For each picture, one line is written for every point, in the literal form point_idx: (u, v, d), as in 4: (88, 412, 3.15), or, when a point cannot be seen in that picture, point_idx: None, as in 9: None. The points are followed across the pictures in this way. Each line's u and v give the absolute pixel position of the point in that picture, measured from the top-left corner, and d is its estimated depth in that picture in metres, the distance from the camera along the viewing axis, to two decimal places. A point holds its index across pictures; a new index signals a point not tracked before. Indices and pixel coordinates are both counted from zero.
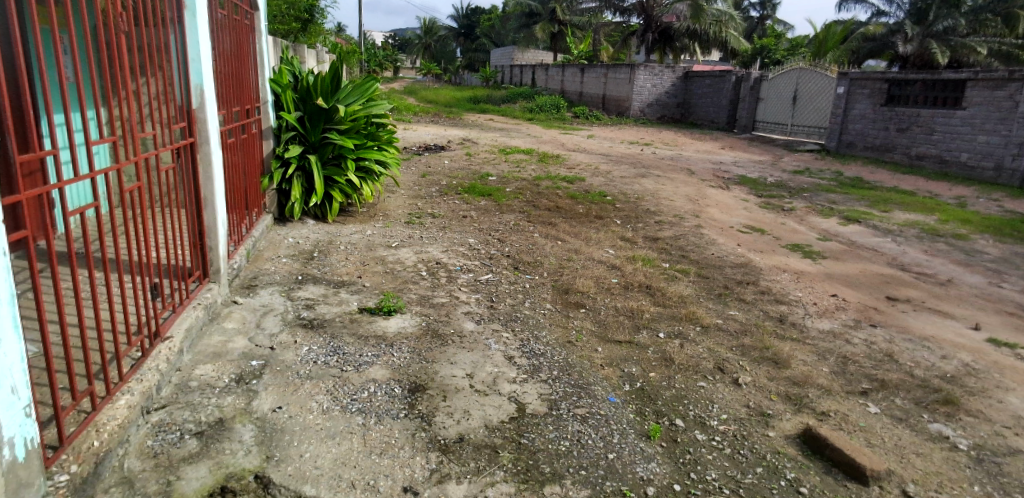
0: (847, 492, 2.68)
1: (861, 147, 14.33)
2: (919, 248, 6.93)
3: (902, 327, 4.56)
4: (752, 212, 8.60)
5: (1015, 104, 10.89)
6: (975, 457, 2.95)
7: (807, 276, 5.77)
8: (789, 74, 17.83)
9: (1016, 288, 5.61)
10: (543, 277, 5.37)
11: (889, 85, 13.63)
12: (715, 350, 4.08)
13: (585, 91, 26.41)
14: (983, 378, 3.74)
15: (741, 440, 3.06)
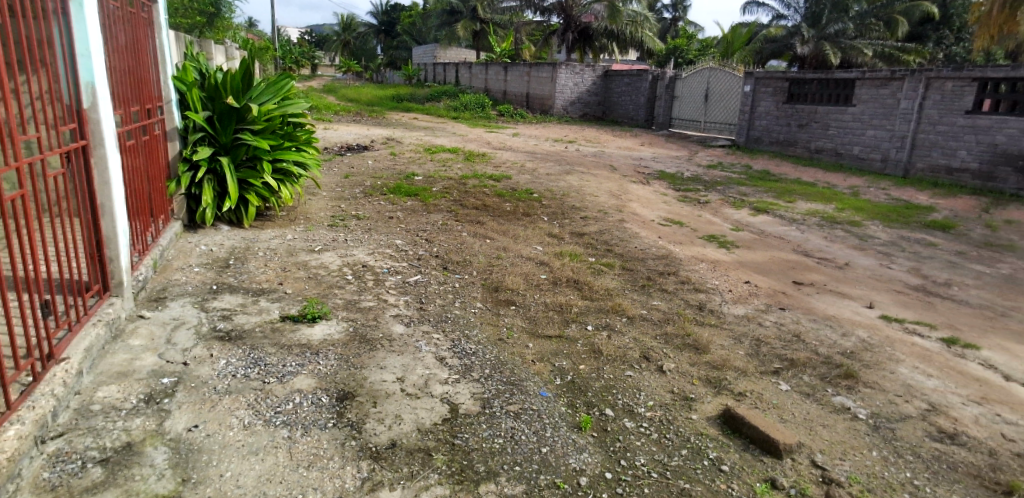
0: (763, 467, 2.86)
1: (767, 142, 15.28)
2: (820, 235, 7.48)
3: (808, 309, 4.91)
4: (671, 205, 8.98)
5: (897, 101, 11.95)
6: (873, 425, 3.21)
7: (722, 264, 6.09)
8: (701, 74, 18.72)
9: (903, 269, 6.17)
10: (473, 275, 5.36)
11: (789, 83, 14.66)
12: (640, 339, 4.22)
13: (509, 89, 26.60)
14: (878, 352, 4.08)
15: (668, 424, 3.19)
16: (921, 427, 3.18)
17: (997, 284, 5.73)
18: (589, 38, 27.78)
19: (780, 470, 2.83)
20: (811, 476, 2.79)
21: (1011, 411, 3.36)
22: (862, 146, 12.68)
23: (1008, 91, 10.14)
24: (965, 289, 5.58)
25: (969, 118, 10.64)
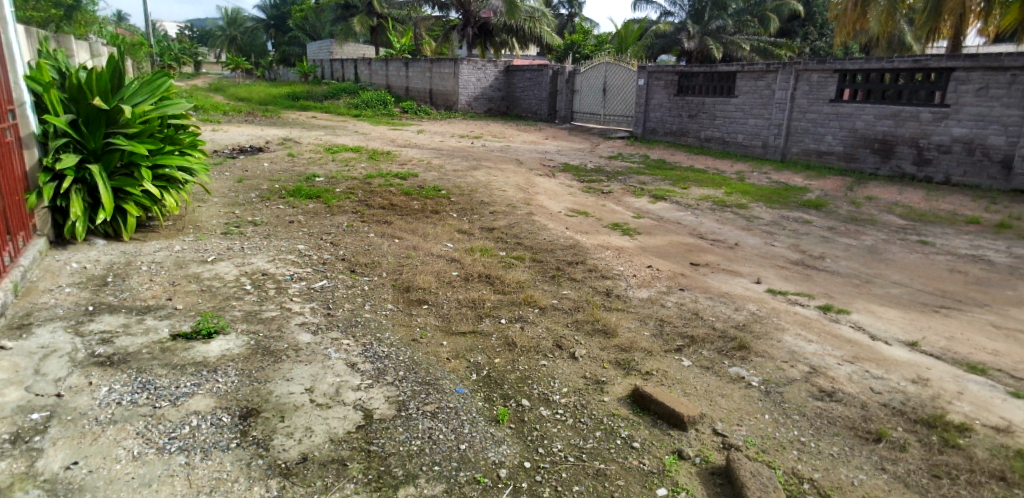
0: (670, 440, 3.02)
1: (661, 133, 16.10)
2: (712, 218, 7.99)
3: (704, 288, 5.23)
4: (576, 197, 9.23)
5: (772, 92, 12.98)
6: (764, 390, 3.49)
7: (626, 251, 6.35)
8: (598, 68, 19.36)
9: (785, 245, 6.73)
10: (382, 277, 5.23)
11: (679, 77, 15.55)
12: (552, 328, 4.32)
13: (411, 86, 26.17)
14: (766, 323, 4.44)
15: (582, 408, 3.29)
16: (805, 388, 3.50)
17: (863, 254, 6.39)
18: (489, 33, 27.87)
19: (686, 441, 3.01)
20: (713, 444, 2.99)
21: (877, 366, 3.77)
22: (745, 134, 13.68)
23: (864, 81, 11.31)
24: (837, 260, 6.18)
25: (833, 107, 11.77)
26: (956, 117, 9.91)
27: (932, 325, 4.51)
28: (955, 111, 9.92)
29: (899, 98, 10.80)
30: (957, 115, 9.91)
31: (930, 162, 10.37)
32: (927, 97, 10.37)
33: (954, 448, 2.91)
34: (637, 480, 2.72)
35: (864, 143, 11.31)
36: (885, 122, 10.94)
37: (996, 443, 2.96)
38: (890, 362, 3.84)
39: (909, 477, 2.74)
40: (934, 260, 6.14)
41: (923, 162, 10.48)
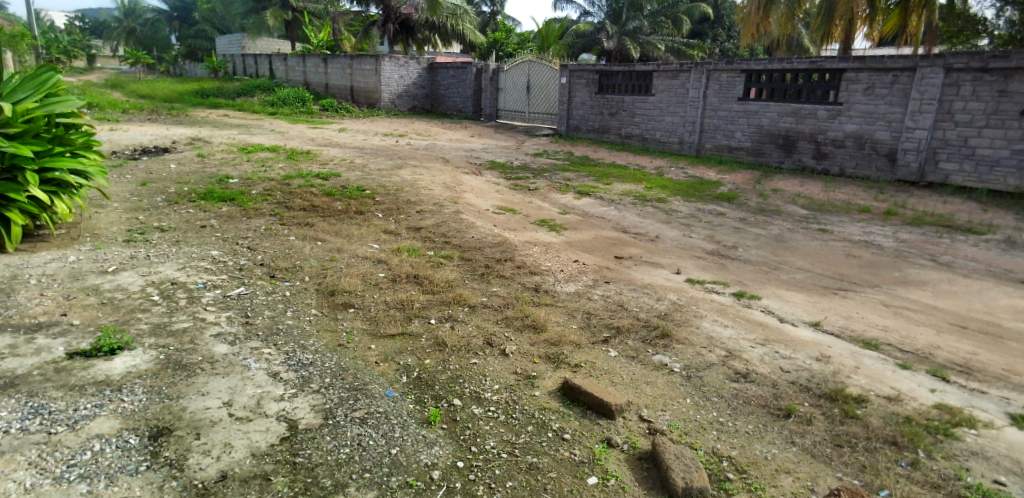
0: (599, 429, 3.10)
1: (584, 130, 16.49)
2: (634, 212, 8.27)
3: (628, 280, 5.40)
4: (503, 194, 9.27)
5: (686, 90, 13.57)
6: (686, 375, 3.65)
7: (553, 247, 6.45)
8: (521, 66, 19.53)
9: (702, 237, 7.07)
10: (305, 281, 5.04)
11: (599, 75, 15.96)
12: (483, 326, 4.32)
13: (330, 83, 25.34)
14: (686, 311, 4.64)
15: (514, 404, 3.31)
16: (722, 371, 3.69)
17: (771, 243, 6.82)
18: (410, 30, 27.45)
19: (614, 430, 3.10)
20: (639, 431, 3.10)
21: (786, 347, 4.04)
22: (662, 131, 14.24)
23: (768, 80, 12.06)
24: (748, 249, 6.56)
25: (741, 105, 12.47)
26: (848, 114, 10.76)
27: (832, 307, 4.87)
28: (847, 108, 10.76)
29: (799, 97, 11.59)
30: (849, 113, 10.75)
31: (828, 156, 11.20)
32: (823, 95, 11.20)
33: (853, 418, 3.17)
34: (568, 471, 2.78)
35: (770, 138, 12.05)
36: (787, 119, 11.71)
37: (889, 411, 3.25)
38: (796, 342, 4.12)
39: (815, 448, 2.96)
40: (833, 247, 6.64)
41: (821, 156, 11.31)
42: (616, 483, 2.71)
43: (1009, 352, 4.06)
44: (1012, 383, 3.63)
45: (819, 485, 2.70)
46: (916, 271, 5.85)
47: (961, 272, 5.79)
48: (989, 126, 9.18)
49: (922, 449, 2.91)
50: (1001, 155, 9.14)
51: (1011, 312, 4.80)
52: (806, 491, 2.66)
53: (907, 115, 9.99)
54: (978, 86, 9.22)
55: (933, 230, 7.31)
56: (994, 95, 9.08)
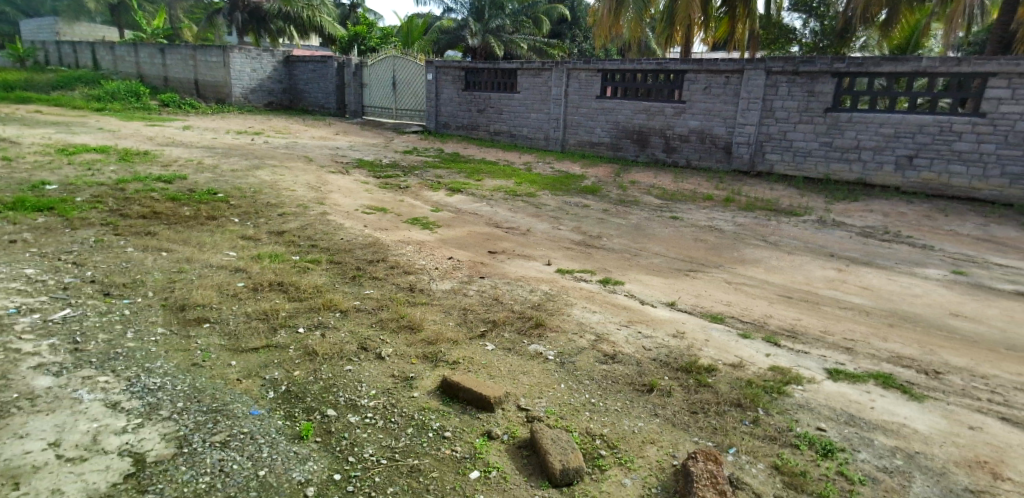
0: (480, 423, 3.12)
1: (454, 127, 16.54)
2: (505, 207, 8.43)
3: (502, 274, 5.50)
4: (373, 193, 8.99)
5: (549, 88, 14.06)
6: (560, 362, 3.80)
7: (426, 245, 6.38)
8: (384, 61, 19.03)
9: (569, 228, 7.39)
10: (148, 298, 4.52)
11: (465, 72, 16.04)
12: (356, 331, 4.16)
13: (170, 75, 22.88)
14: (557, 300, 4.83)
15: (392, 408, 3.23)
16: (592, 355, 3.90)
17: (631, 231, 7.31)
18: (261, 20, 25.63)
19: (494, 422, 3.15)
20: (519, 420, 3.17)
21: (647, 327, 4.36)
22: (528, 127, 14.68)
23: (621, 80, 12.88)
24: (611, 239, 6.97)
25: (599, 102, 13.20)
26: (691, 111, 11.82)
27: (685, 287, 5.34)
28: (690, 106, 11.82)
29: (649, 95, 12.53)
30: (692, 110, 11.81)
31: (676, 150, 12.23)
32: (669, 94, 12.20)
33: (705, 386, 3.50)
34: (451, 469, 2.77)
35: (625, 134, 12.90)
36: (640, 116, 12.60)
37: (733, 376, 3.63)
38: (656, 322, 4.47)
39: (675, 417, 3.23)
40: (684, 233, 7.27)
41: (670, 150, 12.32)
42: (498, 474, 2.76)
43: (825, 316, 4.73)
44: (827, 342, 4.23)
45: (680, 451, 2.95)
46: (752, 250, 6.58)
47: (786, 249, 6.62)
48: (802, 122, 10.57)
49: (761, 407, 3.30)
50: (812, 147, 10.53)
51: (825, 281, 5.59)
52: (669, 458, 2.90)
53: (738, 112, 11.19)
54: (793, 87, 10.57)
55: (763, 214, 8.28)
56: (805, 94, 10.44)
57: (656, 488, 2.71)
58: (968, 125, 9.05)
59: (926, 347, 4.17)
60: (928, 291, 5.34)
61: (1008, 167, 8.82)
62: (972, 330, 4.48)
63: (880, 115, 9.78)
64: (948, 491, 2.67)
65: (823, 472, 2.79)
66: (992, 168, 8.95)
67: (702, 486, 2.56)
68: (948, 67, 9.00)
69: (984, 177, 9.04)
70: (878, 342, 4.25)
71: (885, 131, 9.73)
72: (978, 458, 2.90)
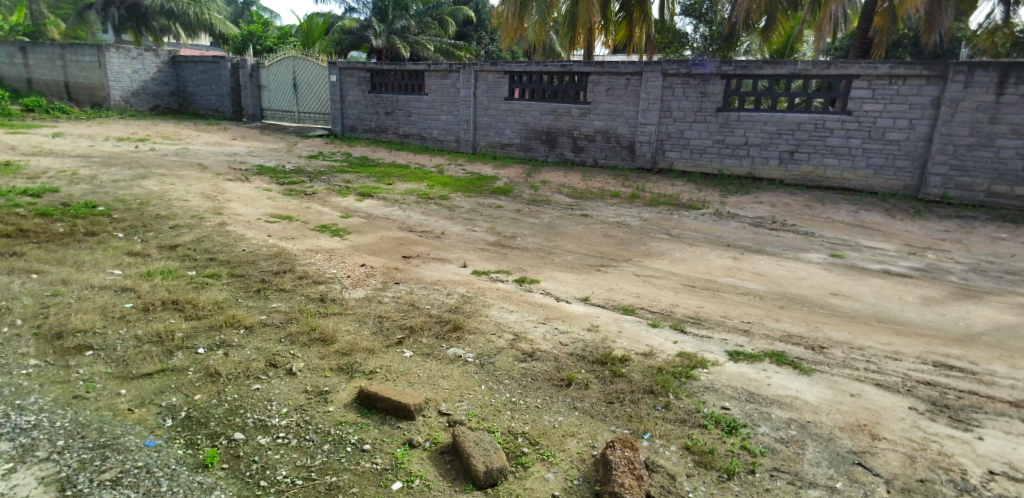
0: (400, 433, 3.06)
1: (361, 130, 16.12)
2: (418, 211, 8.32)
3: (417, 279, 5.41)
4: (276, 201, 8.56)
5: (457, 90, 14.03)
6: (479, 363, 3.80)
7: (337, 253, 6.17)
8: (284, 62, 18.21)
9: (483, 230, 7.41)
10: (18, 327, 4.05)
11: (370, 74, 15.68)
12: (263, 347, 3.95)
13: (34, 77, 20.60)
14: (474, 302, 4.83)
15: (306, 426, 3.09)
16: (511, 354, 3.93)
17: (544, 230, 7.45)
18: (142, 17, 23.82)
19: (414, 430, 3.09)
20: (440, 426, 3.14)
21: (563, 322, 4.46)
22: (438, 129, 14.57)
23: (528, 81, 13.09)
24: (525, 238, 7.06)
25: (507, 104, 13.34)
26: (596, 112, 12.22)
27: (598, 282, 5.51)
28: (594, 107, 12.22)
29: (555, 97, 12.83)
30: (596, 111, 12.22)
31: (583, 149, 12.60)
32: (574, 95, 12.54)
33: (620, 377, 3.63)
34: (372, 482, 2.69)
35: (534, 134, 13.13)
36: (548, 117, 12.87)
37: (646, 365, 3.80)
38: (571, 317, 4.58)
39: (594, 408, 3.32)
40: (594, 229, 7.50)
41: (578, 149, 12.67)
42: (421, 482, 2.72)
43: (725, 302, 5.05)
44: (727, 325, 4.53)
45: (599, 441, 3.04)
46: (658, 244, 6.91)
47: (688, 241, 7.00)
48: (697, 121, 11.23)
49: (672, 392, 3.47)
50: (706, 144, 11.22)
51: (723, 269, 5.97)
52: (589, 449, 2.98)
53: (639, 112, 11.71)
54: (687, 88, 11.21)
55: (666, 209, 8.71)
56: (699, 95, 11.10)
57: (577, 479, 2.77)
58: (838, 122, 9.99)
59: (813, 324, 4.57)
60: (812, 274, 5.84)
61: (873, 159, 9.83)
62: (850, 307, 4.96)
63: (765, 114, 10.59)
64: (835, 454, 2.94)
65: (729, 448, 2.98)
66: (859, 160, 9.94)
67: (620, 473, 2.65)
68: (820, 69, 9.91)
69: (853, 169, 10.02)
70: (772, 323, 4.60)
71: (770, 129, 10.54)
72: (859, 421, 3.21)
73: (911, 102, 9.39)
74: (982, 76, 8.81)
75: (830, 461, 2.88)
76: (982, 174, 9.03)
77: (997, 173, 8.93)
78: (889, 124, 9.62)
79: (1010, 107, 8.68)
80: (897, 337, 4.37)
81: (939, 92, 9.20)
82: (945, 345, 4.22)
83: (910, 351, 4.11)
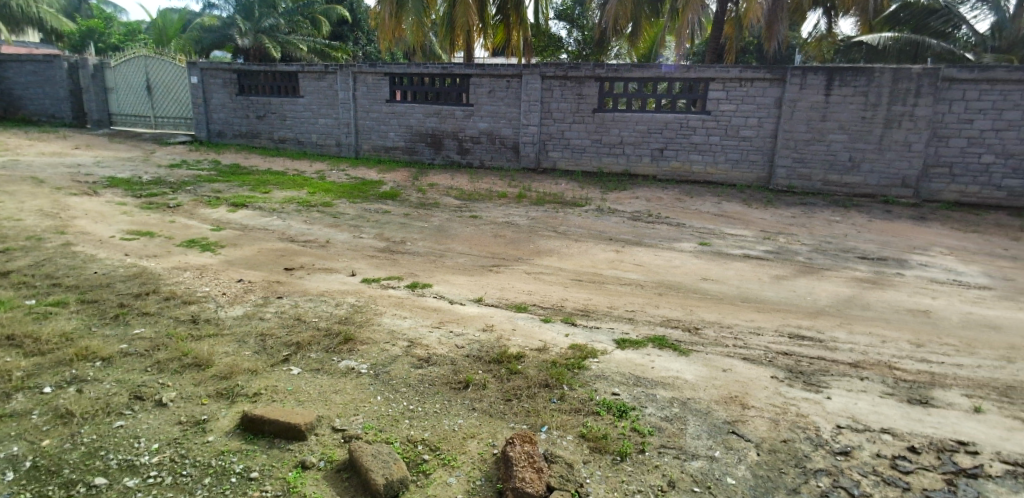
0: (291, 456, 2.89)
1: (230, 136, 15.05)
2: (299, 220, 7.91)
3: (302, 291, 5.14)
4: (133, 216, 7.73)
5: (335, 92, 13.50)
6: (374, 374, 3.69)
7: (209, 269, 5.70)
8: (134, 62, 16.51)
9: (371, 236, 7.20)
10: None
11: (237, 75, 14.66)
12: (126, 379, 3.56)
13: None
14: (365, 311, 4.68)
15: (182, 460, 2.84)
16: (406, 361, 3.86)
17: (434, 233, 7.39)
18: None
19: (307, 450, 2.94)
20: (334, 443, 3.01)
21: (458, 325, 4.46)
22: (317, 133, 13.96)
23: (409, 83, 12.92)
24: (415, 242, 6.96)
25: (389, 106, 13.07)
26: (479, 114, 12.33)
27: (490, 282, 5.57)
28: (477, 109, 12.32)
29: (438, 99, 12.77)
30: (480, 113, 12.33)
31: (469, 151, 12.66)
32: (457, 97, 12.56)
33: (516, 374, 3.70)
34: None
35: (419, 137, 12.98)
36: (432, 119, 12.77)
37: (540, 360, 3.89)
38: (465, 319, 4.59)
39: (492, 407, 3.35)
40: (483, 230, 7.56)
41: (464, 151, 12.71)
42: None
43: (610, 293, 5.32)
44: (614, 315, 4.78)
45: (499, 440, 3.07)
46: (545, 241, 7.11)
47: (574, 237, 7.28)
48: (575, 122, 11.70)
49: (566, 383, 3.58)
50: (585, 144, 11.73)
51: (607, 262, 6.28)
52: (489, 448, 3.00)
53: (521, 114, 11.98)
54: (564, 91, 11.65)
55: (552, 207, 8.98)
56: (576, 97, 11.57)
57: (480, 480, 2.79)
58: (699, 121, 10.87)
59: (688, 308, 4.95)
60: (685, 262, 6.32)
61: (731, 154, 10.82)
62: (719, 289, 5.42)
63: (636, 114, 11.26)
64: (712, 426, 3.20)
65: (620, 431, 3.14)
66: (720, 156, 10.89)
67: (521, 468, 2.71)
68: (681, 73, 10.73)
69: (715, 163, 10.96)
70: (652, 309, 4.92)
71: (641, 128, 11.24)
72: (731, 393, 3.52)
73: (759, 103, 10.45)
74: (813, 79, 9.99)
75: (708, 433, 3.13)
76: (818, 165, 10.26)
77: (830, 164, 10.19)
78: (742, 123, 10.62)
79: (836, 107, 9.93)
80: (758, 313, 4.85)
81: (781, 94, 10.31)
82: (797, 317, 4.75)
83: (769, 326, 4.58)
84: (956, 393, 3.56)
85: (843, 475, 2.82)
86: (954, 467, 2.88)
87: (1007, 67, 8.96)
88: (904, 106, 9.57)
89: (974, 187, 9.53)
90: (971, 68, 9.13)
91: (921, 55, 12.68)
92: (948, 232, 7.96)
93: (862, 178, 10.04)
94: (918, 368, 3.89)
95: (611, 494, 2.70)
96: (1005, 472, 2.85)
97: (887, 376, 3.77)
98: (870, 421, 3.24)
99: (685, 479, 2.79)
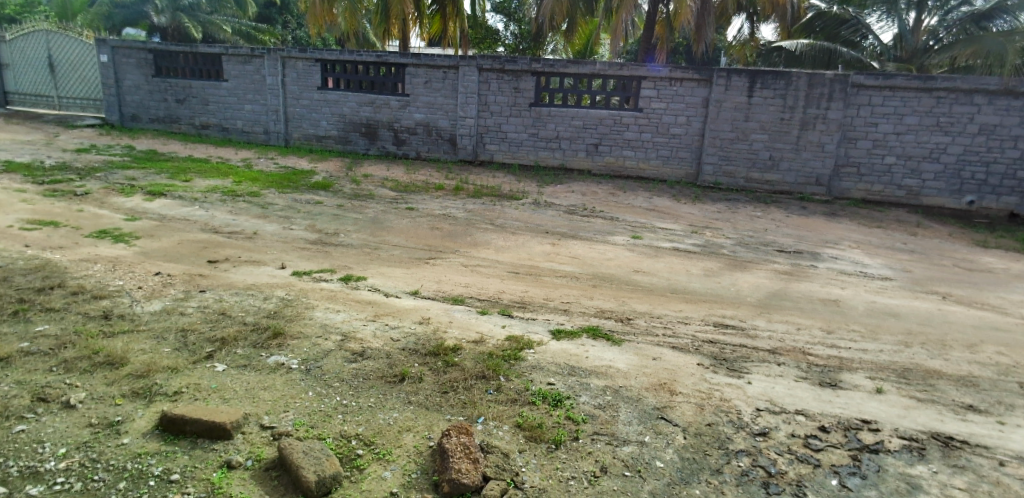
0: (214, 456, 2.76)
1: (146, 120, 14.13)
2: (224, 210, 7.53)
3: (227, 284, 4.91)
4: (34, 204, 7.13)
5: (262, 78, 12.92)
6: (305, 370, 3.58)
7: (123, 261, 5.34)
8: (34, 37, 15.17)
9: (302, 228, 6.96)
10: None
11: (153, 55, 13.76)
12: (27, 381, 3.28)
13: None
14: (296, 305, 4.52)
15: (93, 465, 2.66)
16: (340, 356, 3.76)
17: (368, 225, 7.24)
18: None
19: (233, 449, 2.82)
20: (263, 441, 2.90)
21: (393, 318, 4.38)
22: (242, 120, 13.30)
23: (342, 71, 12.55)
24: (349, 234, 6.78)
25: (321, 94, 12.65)
26: (415, 104, 12.15)
27: (426, 275, 5.52)
28: (413, 99, 12.14)
29: (372, 88, 12.47)
30: (416, 103, 12.14)
31: (404, 142, 12.43)
32: (392, 87, 12.32)
33: (452, 366, 3.68)
34: None
35: (352, 126, 12.63)
36: (366, 109, 12.46)
37: (477, 352, 3.90)
38: (401, 312, 4.51)
39: (428, 400, 3.33)
40: (420, 223, 7.46)
41: (400, 142, 12.47)
42: None
43: (546, 285, 5.40)
44: (550, 307, 4.86)
45: (434, 432, 3.06)
46: (482, 234, 7.11)
47: (510, 230, 7.32)
48: (512, 116, 11.74)
49: (502, 375, 3.61)
50: (522, 138, 11.79)
51: (544, 255, 6.37)
52: (425, 441, 2.98)
53: (458, 105, 11.90)
54: (501, 83, 11.64)
55: (489, 200, 8.99)
56: (512, 90, 11.60)
57: (415, 472, 2.77)
58: (632, 118, 11.17)
59: (621, 299, 5.09)
60: (618, 255, 6.50)
61: (661, 151, 11.19)
62: (649, 281, 5.62)
63: (572, 110, 11.43)
64: (643, 412, 3.32)
65: (555, 420, 3.19)
66: (651, 152, 11.25)
67: (457, 459, 2.71)
68: (615, 70, 10.98)
69: (646, 159, 11.30)
70: (587, 301, 5.03)
71: (576, 123, 11.42)
72: (660, 380, 3.66)
73: (688, 101, 10.85)
74: (737, 81, 10.46)
75: (639, 419, 3.25)
76: (742, 163, 10.79)
77: (752, 162, 10.73)
78: (671, 121, 11.00)
79: (758, 108, 10.45)
80: (686, 304, 5.07)
81: (707, 94, 10.75)
82: (722, 308, 4.98)
83: (696, 316, 4.79)
84: (861, 376, 3.86)
85: (761, 455, 2.99)
86: (859, 443, 3.13)
87: (907, 76, 9.71)
88: (817, 109, 10.20)
89: (878, 186, 10.31)
90: (876, 75, 9.82)
91: (833, 61, 13.44)
92: (856, 228, 8.56)
93: (781, 176, 10.64)
94: (828, 353, 4.19)
95: (547, 482, 2.74)
96: (902, 446, 3.12)
97: (801, 361, 4.03)
98: (785, 403, 3.46)
99: (616, 464, 2.88)
